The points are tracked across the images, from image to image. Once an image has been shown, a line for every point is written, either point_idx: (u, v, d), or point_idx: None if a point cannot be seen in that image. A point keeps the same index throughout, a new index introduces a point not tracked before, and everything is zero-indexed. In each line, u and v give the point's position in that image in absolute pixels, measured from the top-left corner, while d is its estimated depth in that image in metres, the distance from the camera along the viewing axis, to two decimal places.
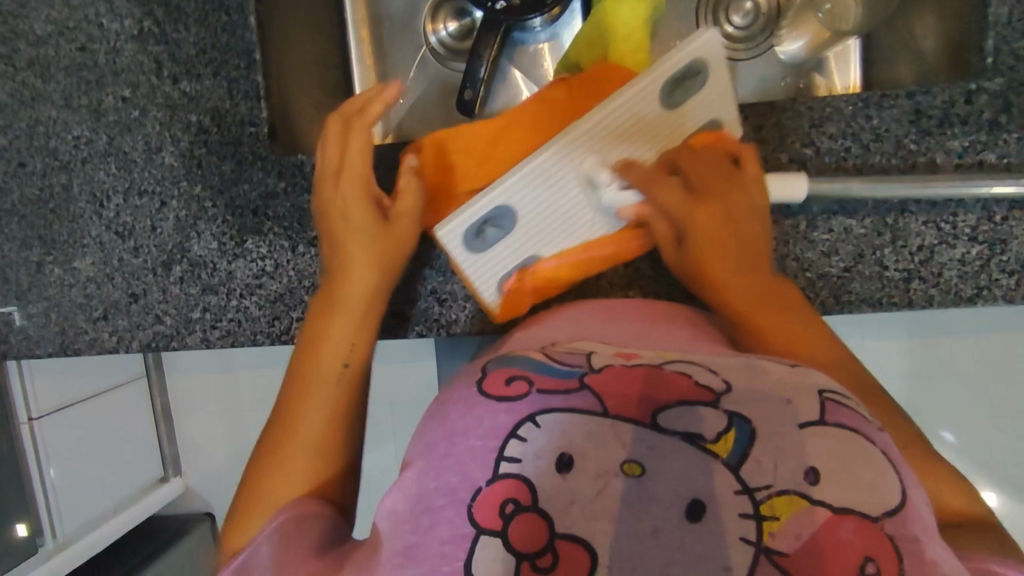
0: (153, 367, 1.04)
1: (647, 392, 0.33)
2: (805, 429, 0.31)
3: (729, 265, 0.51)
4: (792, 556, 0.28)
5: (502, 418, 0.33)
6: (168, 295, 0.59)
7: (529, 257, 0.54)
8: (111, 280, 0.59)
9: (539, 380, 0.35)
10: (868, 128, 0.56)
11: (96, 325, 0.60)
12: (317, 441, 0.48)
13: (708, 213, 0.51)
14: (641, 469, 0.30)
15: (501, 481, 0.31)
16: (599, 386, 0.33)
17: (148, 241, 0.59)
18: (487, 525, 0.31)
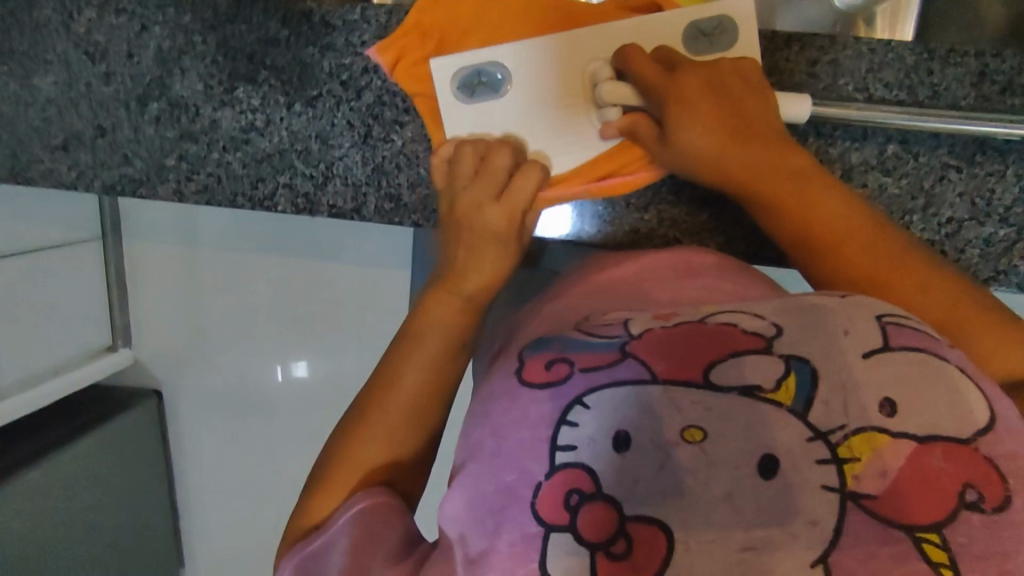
0: (110, 229, 0.97)
1: (701, 352, 0.33)
2: (867, 359, 0.32)
3: (720, 142, 0.44)
4: (880, 495, 0.29)
5: (547, 405, 0.34)
6: (140, 135, 0.52)
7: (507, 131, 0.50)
8: (75, 107, 0.52)
9: (579, 359, 0.35)
10: (927, 85, 0.52)
11: (53, 154, 0.53)
12: (402, 428, 0.43)
13: (683, 83, 0.44)
14: (701, 434, 0.31)
15: (561, 473, 0.32)
16: (643, 352, 0.34)
17: (122, 69, 0.52)
18: (553, 520, 0.32)
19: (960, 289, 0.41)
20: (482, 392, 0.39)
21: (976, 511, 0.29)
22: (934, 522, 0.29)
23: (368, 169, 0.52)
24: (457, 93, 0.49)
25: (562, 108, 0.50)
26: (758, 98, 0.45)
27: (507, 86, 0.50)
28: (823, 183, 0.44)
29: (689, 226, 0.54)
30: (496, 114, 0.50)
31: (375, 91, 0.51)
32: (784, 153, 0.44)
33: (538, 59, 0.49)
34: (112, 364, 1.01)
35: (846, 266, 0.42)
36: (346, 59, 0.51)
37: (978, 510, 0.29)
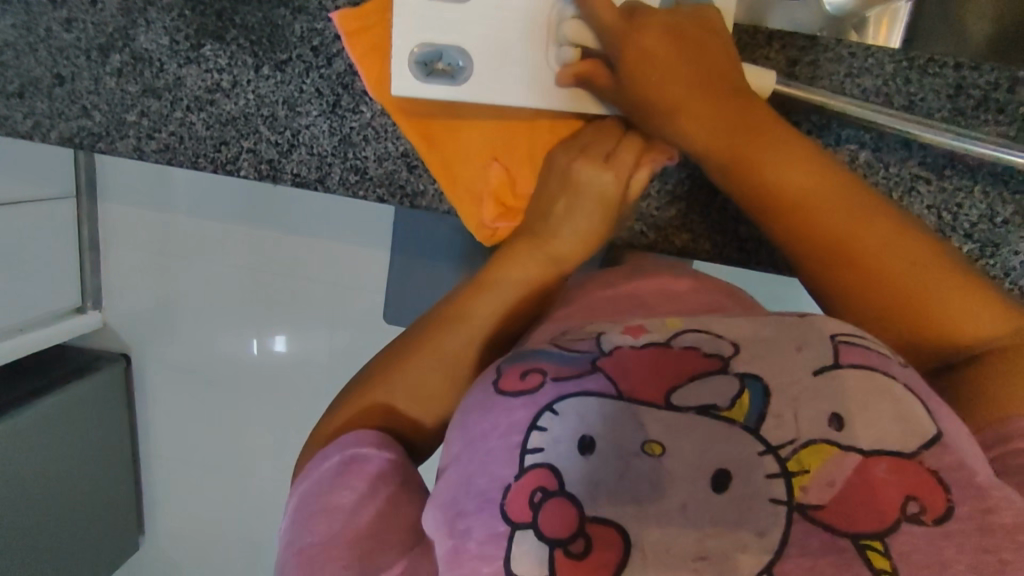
0: (86, 187, 0.95)
1: (662, 370, 0.33)
2: (819, 375, 0.32)
3: (692, 100, 0.42)
4: (825, 507, 0.29)
5: (519, 413, 0.33)
6: (101, 87, 0.51)
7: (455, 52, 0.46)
8: (34, 52, 0.50)
9: (548, 366, 0.35)
10: (903, 93, 0.52)
11: (8, 101, 0.51)
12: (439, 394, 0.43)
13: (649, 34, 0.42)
14: (661, 449, 0.31)
15: (527, 473, 0.32)
16: (612, 369, 0.34)
17: (84, 16, 0.50)
18: (517, 518, 0.31)
19: (931, 261, 0.40)
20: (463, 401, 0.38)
21: (916, 523, 0.29)
22: (876, 532, 0.29)
23: (333, 139, 0.51)
24: None
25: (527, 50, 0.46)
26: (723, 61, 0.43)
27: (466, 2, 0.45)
28: (795, 149, 0.42)
29: (655, 219, 0.53)
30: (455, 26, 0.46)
31: (346, 59, 0.50)
32: (756, 115, 0.42)
33: None
34: (78, 326, 0.99)
35: (813, 233, 0.41)
36: (318, 24, 0.49)
37: (918, 523, 0.29)
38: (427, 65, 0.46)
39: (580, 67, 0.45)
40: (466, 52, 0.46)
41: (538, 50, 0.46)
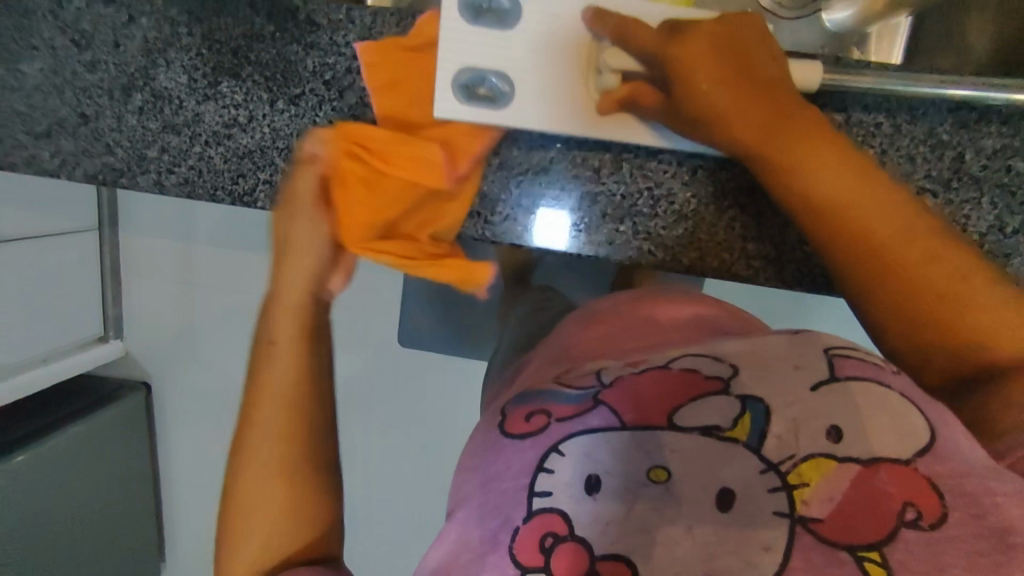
0: (108, 221, 0.98)
1: (662, 399, 0.36)
2: (816, 392, 0.35)
3: (753, 111, 0.41)
4: (827, 520, 0.31)
5: (528, 453, 0.36)
6: (123, 125, 0.53)
7: (501, 75, 0.47)
8: (60, 94, 0.53)
9: (553, 406, 0.38)
10: (905, 109, 0.52)
11: (36, 141, 0.54)
12: (274, 519, 0.47)
13: (695, 46, 0.41)
14: (666, 475, 0.33)
15: (538, 517, 0.34)
16: (614, 400, 0.36)
17: (107, 58, 0.52)
18: (530, 562, 0.34)
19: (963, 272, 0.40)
20: (474, 439, 0.41)
21: (915, 528, 0.30)
22: (876, 540, 0.30)
23: None
24: (463, 14, 0.46)
25: (570, 86, 0.47)
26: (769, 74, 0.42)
27: (511, 25, 0.47)
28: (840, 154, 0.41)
29: (662, 238, 0.53)
30: (496, 53, 0.47)
31: (357, 92, 0.51)
32: (804, 117, 0.42)
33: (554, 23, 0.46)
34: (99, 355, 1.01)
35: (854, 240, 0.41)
36: (330, 59, 0.51)
37: (917, 528, 0.30)
38: (468, 88, 0.48)
39: (623, 90, 0.44)
40: (506, 76, 0.47)
41: (577, 83, 0.47)
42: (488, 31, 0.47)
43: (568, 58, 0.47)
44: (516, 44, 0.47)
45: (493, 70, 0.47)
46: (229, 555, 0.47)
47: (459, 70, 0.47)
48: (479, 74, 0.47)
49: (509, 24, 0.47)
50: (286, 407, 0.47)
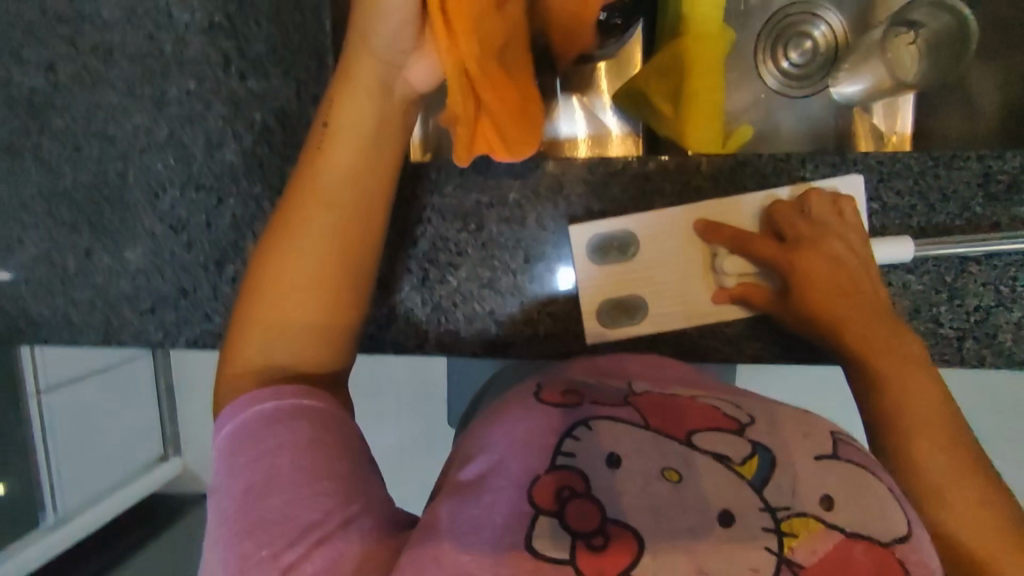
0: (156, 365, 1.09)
1: (684, 420, 0.39)
2: (820, 460, 0.37)
3: (846, 298, 0.50)
4: (810, 568, 0.33)
5: (557, 418, 0.39)
6: (219, 294, 0.59)
7: (640, 298, 0.56)
8: (162, 274, 0.59)
9: (587, 397, 0.42)
10: (936, 189, 0.55)
11: (142, 317, 0.60)
12: (318, 296, 0.45)
13: (808, 254, 0.51)
14: (678, 476, 0.35)
15: (558, 471, 0.36)
16: (642, 406, 0.40)
17: (202, 238, 0.58)
18: (542, 502, 0.34)
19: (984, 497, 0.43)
20: (495, 410, 0.43)
21: None
22: None
23: (426, 306, 0.57)
24: (591, 254, 0.55)
25: (683, 268, 0.55)
26: (858, 263, 0.50)
27: (633, 253, 0.55)
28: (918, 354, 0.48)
29: (725, 333, 0.56)
30: (622, 281, 0.56)
31: (429, 238, 0.56)
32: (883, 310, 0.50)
33: (655, 221, 0.55)
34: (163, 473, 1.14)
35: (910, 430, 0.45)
36: (403, 212, 0.56)
37: None
38: (611, 309, 0.56)
39: (737, 288, 0.54)
40: (641, 299, 0.56)
41: (700, 279, 0.55)
42: (614, 265, 0.55)
43: (684, 262, 0.55)
44: (642, 262, 0.55)
45: (631, 297, 0.56)
46: (240, 348, 0.45)
47: (602, 298, 0.56)
48: (617, 300, 0.56)
49: (632, 252, 0.55)
50: (360, 180, 0.46)
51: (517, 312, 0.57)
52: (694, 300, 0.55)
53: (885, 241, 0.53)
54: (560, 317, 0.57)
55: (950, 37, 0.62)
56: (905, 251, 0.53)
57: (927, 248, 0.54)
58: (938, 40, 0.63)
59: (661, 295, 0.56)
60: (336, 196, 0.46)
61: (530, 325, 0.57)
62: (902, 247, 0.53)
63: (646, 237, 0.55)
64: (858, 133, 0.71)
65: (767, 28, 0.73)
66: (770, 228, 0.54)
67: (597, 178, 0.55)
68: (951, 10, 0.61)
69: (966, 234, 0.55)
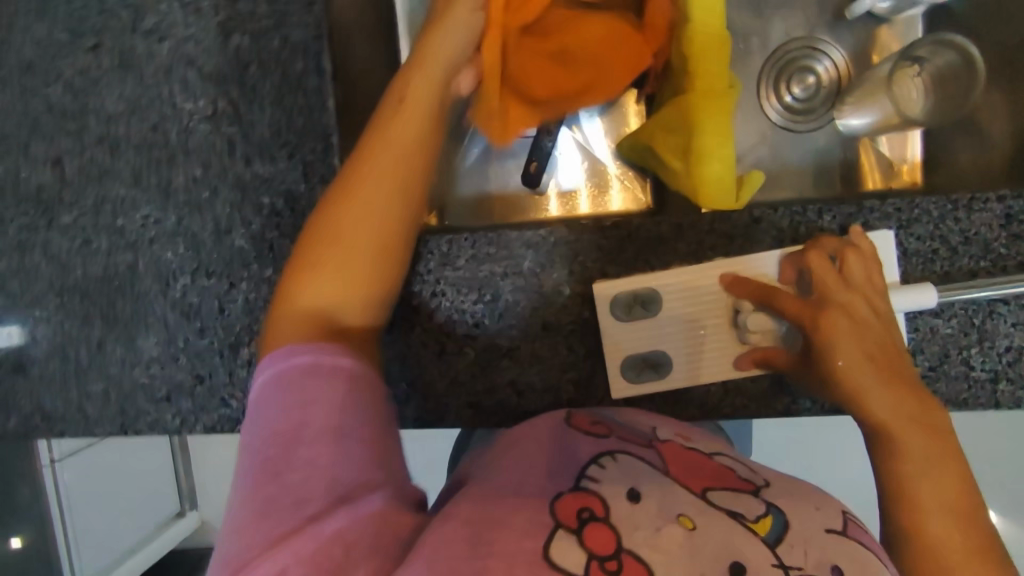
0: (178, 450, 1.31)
1: (703, 475, 0.46)
2: (830, 533, 0.42)
3: (869, 365, 0.48)
4: None
5: (587, 449, 0.46)
6: (234, 378, 0.58)
7: (664, 354, 0.54)
8: (177, 362, 0.58)
9: (614, 431, 0.49)
10: (957, 232, 0.54)
11: (158, 405, 0.59)
12: (370, 257, 0.47)
13: (836, 324, 0.49)
14: (693, 523, 0.40)
15: (582, 493, 0.42)
16: (666, 453, 0.47)
17: (215, 324, 0.57)
18: (565, 519, 0.40)
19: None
20: (525, 425, 0.50)
21: None
22: None
23: (446, 379, 0.56)
24: (614, 311, 0.54)
25: (706, 326, 0.54)
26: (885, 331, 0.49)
27: (657, 310, 0.54)
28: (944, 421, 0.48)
29: (751, 389, 0.55)
30: (645, 339, 0.54)
31: (445, 311, 0.56)
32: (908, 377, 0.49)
33: (678, 278, 0.53)
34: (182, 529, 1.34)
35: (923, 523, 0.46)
36: (417, 287, 0.56)
37: None
38: (635, 367, 0.55)
39: (759, 352, 0.53)
40: (664, 355, 0.54)
41: (725, 336, 0.54)
42: (638, 322, 0.54)
43: (706, 321, 0.54)
44: (665, 319, 0.54)
45: (655, 353, 0.55)
46: (302, 286, 0.46)
47: (626, 356, 0.55)
48: (641, 356, 0.55)
49: (656, 309, 0.54)
50: (418, 144, 0.49)
51: (538, 381, 0.56)
52: (719, 358, 0.54)
53: (912, 288, 0.52)
54: (582, 382, 0.56)
55: (955, 72, 0.60)
56: (930, 295, 0.51)
57: (955, 293, 0.52)
58: (944, 75, 0.61)
59: (687, 353, 0.54)
60: (393, 165, 0.48)
61: (553, 392, 0.56)
62: (922, 294, 0.51)
63: (669, 294, 0.54)
64: (863, 165, 0.69)
65: (768, 68, 0.70)
66: (795, 275, 0.52)
67: (612, 242, 0.54)
68: (957, 48, 0.60)
69: (993, 276, 0.53)
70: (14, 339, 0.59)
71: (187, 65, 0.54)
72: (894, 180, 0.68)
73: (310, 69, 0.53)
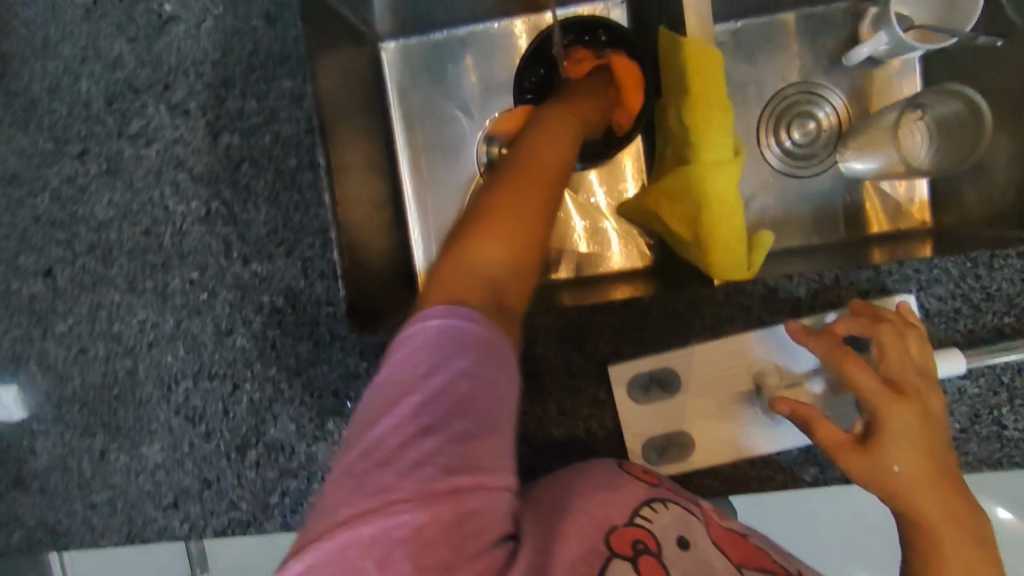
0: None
1: (742, 550, 0.42)
2: None
3: (933, 458, 0.44)
4: None
5: (644, 489, 0.43)
6: (243, 481, 0.53)
7: (686, 434, 0.53)
8: (183, 466, 0.55)
9: (664, 483, 0.46)
10: (978, 289, 0.52)
11: (165, 512, 0.55)
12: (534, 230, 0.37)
13: (907, 411, 0.45)
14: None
15: (636, 527, 0.40)
16: (711, 520, 0.43)
17: (220, 426, 0.54)
18: (620, 548, 0.38)
19: None
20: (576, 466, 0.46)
21: None
22: None
23: None
24: (632, 393, 0.53)
25: (727, 402, 0.53)
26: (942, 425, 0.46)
27: (677, 389, 0.53)
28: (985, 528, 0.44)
29: (781, 460, 0.53)
30: (665, 420, 0.53)
31: None
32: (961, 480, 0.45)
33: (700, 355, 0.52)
34: None
35: None
36: None
37: None
38: (658, 448, 0.53)
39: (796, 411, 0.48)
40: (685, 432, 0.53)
41: (747, 410, 0.53)
42: (658, 403, 0.53)
43: (728, 398, 0.53)
44: (685, 398, 0.53)
45: (675, 433, 0.53)
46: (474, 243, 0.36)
47: (645, 438, 0.53)
48: (662, 438, 0.53)
49: (676, 389, 0.53)
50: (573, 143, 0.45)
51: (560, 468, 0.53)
52: (742, 436, 0.52)
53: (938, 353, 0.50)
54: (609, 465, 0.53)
55: (959, 120, 0.56)
56: (958, 359, 0.50)
57: (983, 355, 0.51)
58: (948, 125, 0.57)
59: (710, 432, 0.53)
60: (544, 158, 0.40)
61: None
62: (952, 359, 0.50)
63: (687, 371, 0.53)
64: (867, 210, 0.66)
65: (771, 109, 0.67)
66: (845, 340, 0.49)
67: (625, 321, 0.53)
68: (962, 98, 0.56)
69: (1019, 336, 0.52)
70: (11, 454, 0.56)
71: (176, 168, 0.54)
72: (901, 222, 0.65)
73: (303, 163, 0.52)
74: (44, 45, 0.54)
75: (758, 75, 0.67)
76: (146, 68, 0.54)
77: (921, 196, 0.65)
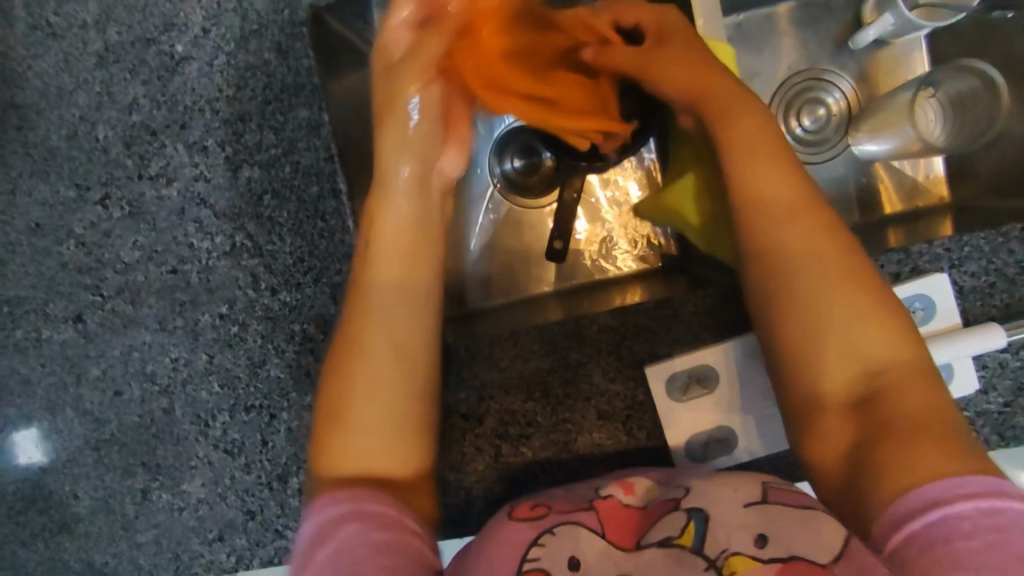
0: None
1: (624, 523, 0.39)
2: (751, 508, 0.38)
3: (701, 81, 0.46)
4: None
5: (524, 532, 0.39)
6: (287, 510, 0.54)
7: (729, 427, 0.52)
8: (225, 499, 0.55)
9: (554, 506, 0.42)
10: (1012, 263, 0.52)
11: (211, 546, 0.55)
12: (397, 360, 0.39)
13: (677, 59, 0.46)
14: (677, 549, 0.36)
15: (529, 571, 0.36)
16: (601, 510, 0.40)
17: (259, 457, 0.54)
18: None
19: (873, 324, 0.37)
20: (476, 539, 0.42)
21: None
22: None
23: (503, 483, 0.53)
24: (669, 391, 0.52)
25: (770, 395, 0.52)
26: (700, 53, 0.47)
27: (717, 384, 0.52)
28: (881, 278, 0.39)
29: None
30: (705, 416, 0.52)
31: (495, 413, 0.54)
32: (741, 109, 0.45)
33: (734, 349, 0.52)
34: None
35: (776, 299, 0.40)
36: (462, 393, 0.53)
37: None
38: (702, 445, 0.52)
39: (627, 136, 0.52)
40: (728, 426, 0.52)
41: None
42: (696, 400, 0.52)
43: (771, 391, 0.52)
44: (725, 392, 0.52)
45: (717, 429, 0.52)
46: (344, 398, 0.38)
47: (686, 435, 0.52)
48: (704, 436, 0.52)
49: (714, 385, 0.52)
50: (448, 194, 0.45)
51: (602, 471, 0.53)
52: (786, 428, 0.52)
53: (978, 329, 0.50)
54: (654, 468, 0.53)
55: (974, 95, 0.57)
56: (998, 333, 0.50)
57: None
58: (961, 102, 0.58)
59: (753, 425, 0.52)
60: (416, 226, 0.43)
61: None
62: (990, 334, 0.50)
63: (724, 367, 0.52)
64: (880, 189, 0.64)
65: (780, 98, 0.66)
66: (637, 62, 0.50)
67: (660, 323, 0.53)
68: (976, 74, 0.56)
69: None
70: (53, 499, 0.56)
71: (199, 205, 0.54)
72: (917, 201, 0.64)
73: (325, 191, 0.52)
74: (59, 94, 0.54)
75: (765, 66, 0.67)
76: (162, 109, 0.54)
77: (939, 171, 0.63)
